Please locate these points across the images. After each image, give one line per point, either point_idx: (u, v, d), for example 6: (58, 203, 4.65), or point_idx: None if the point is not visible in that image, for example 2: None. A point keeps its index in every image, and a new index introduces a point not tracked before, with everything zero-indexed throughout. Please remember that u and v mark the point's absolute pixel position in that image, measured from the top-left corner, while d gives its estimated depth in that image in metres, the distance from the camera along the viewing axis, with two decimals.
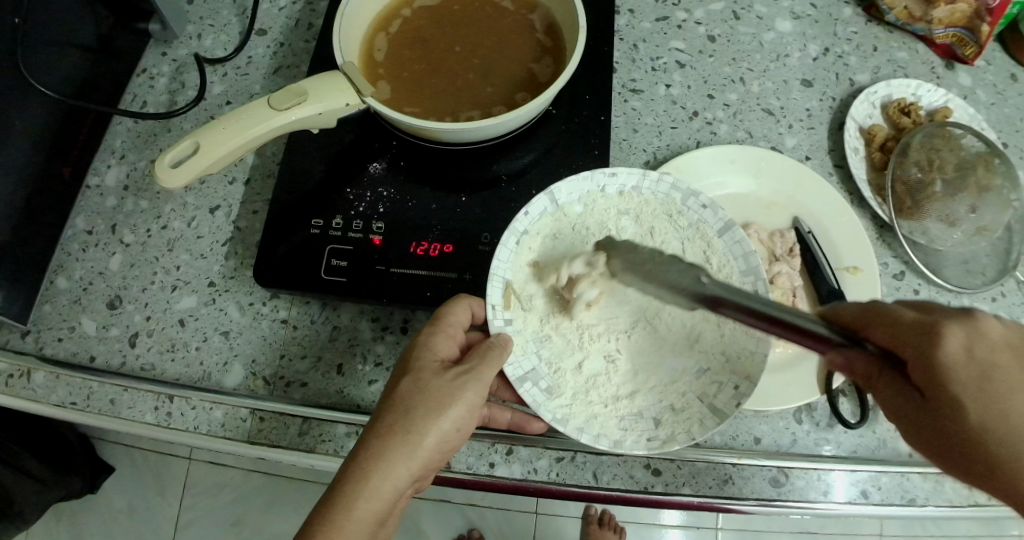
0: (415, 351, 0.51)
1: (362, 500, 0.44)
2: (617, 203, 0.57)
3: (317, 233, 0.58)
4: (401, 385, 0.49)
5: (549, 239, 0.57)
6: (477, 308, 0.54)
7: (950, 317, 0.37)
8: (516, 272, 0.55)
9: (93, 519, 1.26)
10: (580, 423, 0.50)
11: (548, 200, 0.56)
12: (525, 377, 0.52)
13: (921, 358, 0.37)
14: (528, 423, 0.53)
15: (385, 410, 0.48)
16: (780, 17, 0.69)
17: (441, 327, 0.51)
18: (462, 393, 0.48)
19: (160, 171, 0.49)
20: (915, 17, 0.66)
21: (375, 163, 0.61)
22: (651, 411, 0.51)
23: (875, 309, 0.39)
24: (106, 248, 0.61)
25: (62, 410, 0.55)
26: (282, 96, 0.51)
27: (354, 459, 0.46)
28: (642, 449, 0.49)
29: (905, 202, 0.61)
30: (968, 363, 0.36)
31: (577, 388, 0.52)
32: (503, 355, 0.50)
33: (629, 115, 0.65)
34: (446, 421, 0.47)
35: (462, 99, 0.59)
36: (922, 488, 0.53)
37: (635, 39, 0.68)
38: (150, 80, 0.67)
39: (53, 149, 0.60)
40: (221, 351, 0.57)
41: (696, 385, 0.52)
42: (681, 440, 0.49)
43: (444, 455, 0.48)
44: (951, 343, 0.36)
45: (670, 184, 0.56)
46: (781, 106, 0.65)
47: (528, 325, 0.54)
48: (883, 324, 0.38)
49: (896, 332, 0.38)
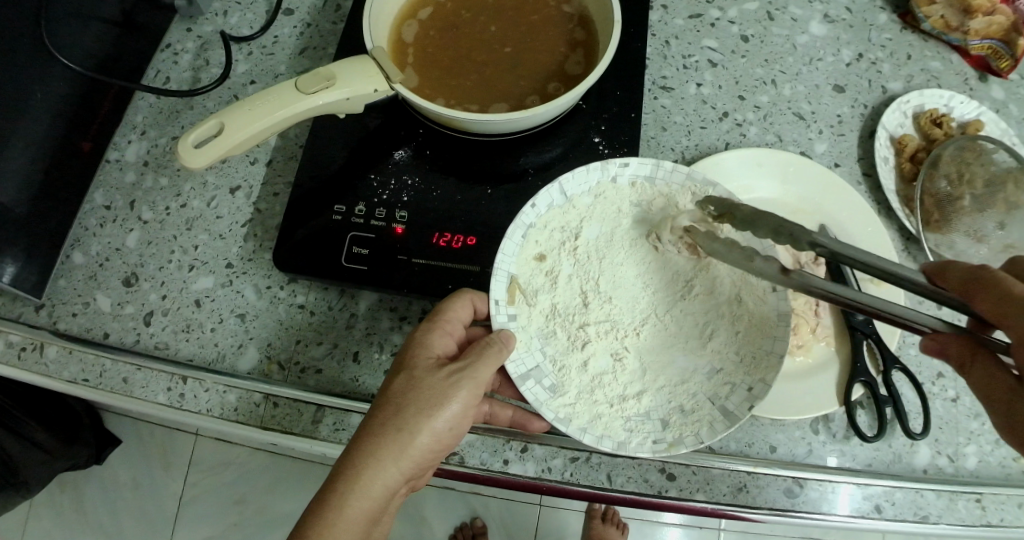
0: (410, 349, 0.50)
1: (353, 498, 0.45)
2: (628, 194, 0.56)
3: (339, 219, 0.57)
4: (394, 382, 0.48)
5: (556, 231, 0.56)
6: (479, 303, 0.53)
7: None
8: (522, 266, 0.55)
9: (100, 490, 1.27)
10: (583, 422, 0.50)
11: (556, 192, 0.55)
12: (528, 374, 0.52)
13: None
14: (530, 422, 0.53)
15: (378, 408, 0.47)
16: (815, 20, 0.68)
17: (438, 324, 0.51)
18: (455, 392, 0.48)
19: (183, 152, 0.49)
20: (951, 27, 0.65)
21: (400, 150, 0.60)
22: (660, 412, 0.51)
23: (983, 276, 0.41)
24: (123, 224, 0.60)
25: (73, 386, 0.55)
26: (309, 79, 0.50)
27: (347, 457, 0.46)
28: (647, 451, 0.48)
29: (933, 214, 0.60)
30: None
31: (582, 387, 0.52)
32: (503, 351, 0.49)
33: (658, 112, 0.64)
34: (439, 421, 0.47)
35: (491, 89, 0.58)
36: (935, 505, 0.52)
37: (666, 35, 0.67)
38: (174, 55, 0.66)
39: (74, 121, 0.60)
40: (236, 333, 0.56)
41: (707, 386, 0.51)
42: (688, 443, 0.48)
43: (437, 454, 0.48)
44: None
45: (686, 174, 0.55)
46: (812, 111, 0.64)
47: (532, 321, 0.54)
48: (993, 294, 0.40)
49: (1002, 304, 0.40)
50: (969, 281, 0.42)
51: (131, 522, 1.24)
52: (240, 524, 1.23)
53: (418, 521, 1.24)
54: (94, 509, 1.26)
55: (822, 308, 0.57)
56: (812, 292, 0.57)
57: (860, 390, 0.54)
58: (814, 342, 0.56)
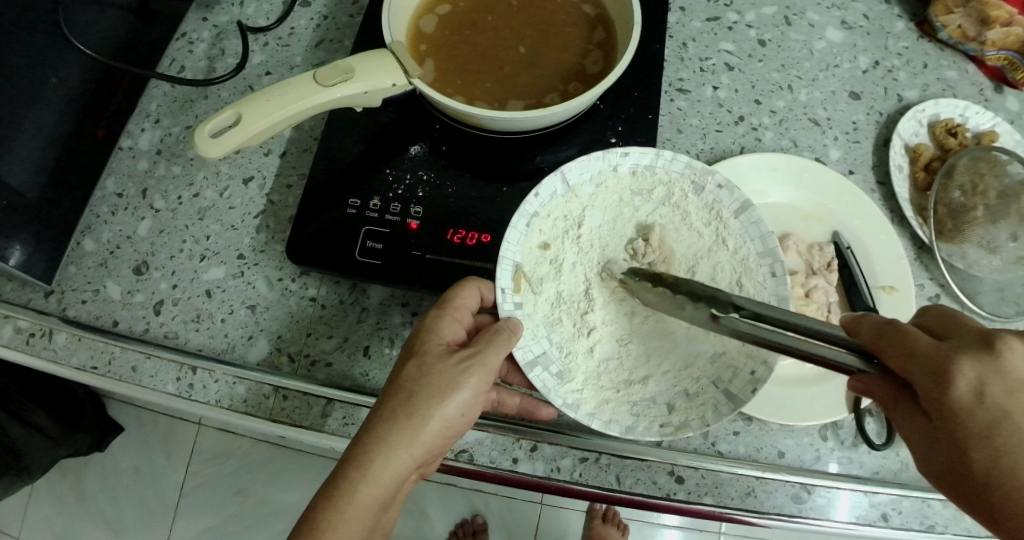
0: (420, 335, 0.50)
1: (364, 483, 0.45)
2: (629, 183, 0.57)
3: (353, 213, 0.57)
4: (405, 368, 0.48)
5: (559, 220, 0.56)
6: (487, 292, 0.53)
7: (963, 352, 0.36)
8: (527, 255, 0.54)
9: (100, 479, 1.27)
10: (591, 408, 0.50)
11: (559, 182, 0.55)
12: (536, 361, 0.51)
13: (928, 396, 0.37)
14: (538, 408, 0.54)
15: (390, 394, 0.47)
16: (831, 27, 0.68)
17: (448, 311, 0.51)
18: (466, 378, 0.48)
19: (200, 141, 0.48)
20: (968, 37, 0.65)
21: (415, 146, 0.60)
22: (664, 397, 0.51)
23: (893, 332, 0.39)
24: (135, 212, 0.60)
25: (82, 374, 0.55)
26: (328, 73, 0.50)
27: (358, 443, 0.46)
28: (654, 435, 0.48)
29: (946, 224, 0.60)
30: (978, 409, 0.35)
31: (589, 374, 0.52)
32: (511, 338, 0.49)
33: (675, 114, 0.63)
34: (450, 407, 0.47)
35: (508, 87, 0.58)
36: (941, 515, 0.52)
37: (684, 37, 0.67)
38: (189, 44, 0.66)
39: (87, 108, 0.60)
40: (246, 325, 0.56)
41: (710, 370, 0.51)
42: (694, 426, 0.48)
43: (448, 440, 0.48)
44: (959, 383, 0.36)
45: (686, 162, 0.55)
46: (828, 117, 0.64)
47: (537, 310, 0.54)
48: (895, 348, 0.38)
49: (907, 360, 0.38)
50: (878, 336, 0.39)
51: (130, 512, 1.24)
52: (240, 515, 1.23)
53: (418, 516, 1.24)
54: (96, 497, 1.26)
55: (833, 313, 0.57)
56: (823, 299, 0.57)
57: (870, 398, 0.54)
58: None
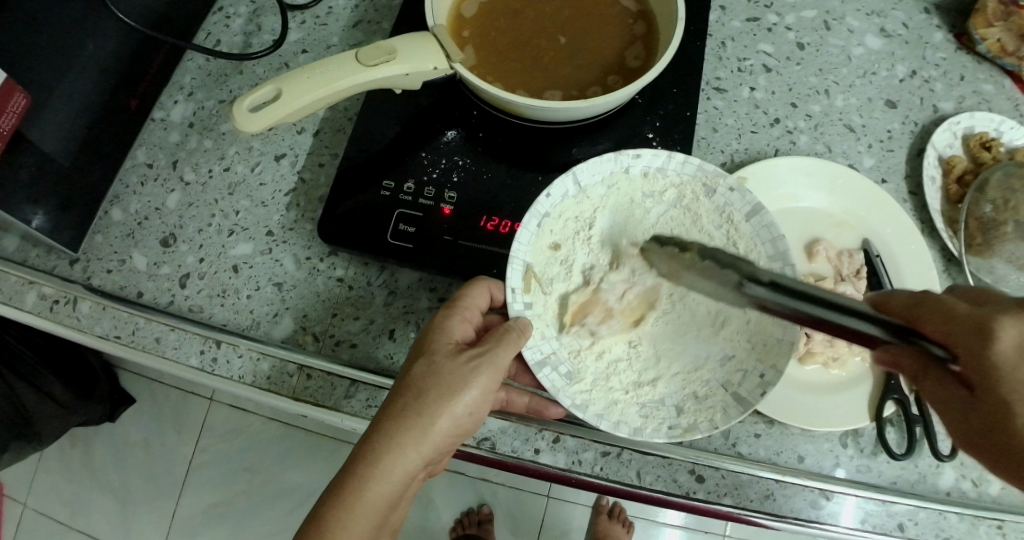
0: (430, 334, 0.50)
1: (372, 482, 0.45)
2: (641, 185, 0.56)
3: (387, 195, 0.57)
4: (414, 367, 0.48)
5: (570, 220, 0.55)
6: (496, 291, 0.52)
7: (1002, 312, 0.38)
8: (537, 255, 0.54)
9: (107, 450, 1.27)
10: (600, 409, 0.49)
11: (571, 182, 0.55)
12: (544, 361, 0.51)
13: (974, 353, 0.38)
14: (547, 408, 0.53)
15: (399, 392, 0.47)
16: (870, 34, 0.67)
17: (458, 310, 0.50)
18: (475, 377, 0.47)
19: (238, 115, 0.48)
20: (1007, 51, 0.64)
21: (451, 131, 0.60)
22: (672, 399, 0.51)
23: (930, 302, 0.40)
24: (164, 184, 0.60)
25: (106, 343, 0.55)
26: (371, 52, 0.49)
27: (366, 440, 0.46)
28: (662, 437, 0.48)
29: (976, 238, 0.59)
30: (1019, 363, 0.37)
31: (598, 374, 0.52)
32: (520, 339, 0.48)
33: (711, 113, 0.63)
34: (458, 406, 0.46)
35: (547, 77, 0.58)
36: (957, 528, 0.52)
37: (723, 36, 0.66)
38: (226, 19, 0.66)
39: (122, 77, 0.59)
40: (272, 302, 0.56)
41: (720, 373, 0.51)
42: (703, 429, 0.48)
43: (457, 439, 0.48)
44: (1003, 338, 0.37)
45: (697, 165, 0.55)
46: (863, 124, 0.64)
47: (547, 311, 0.53)
48: (935, 315, 0.40)
49: (947, 324, 0.39)
50: (916, 306, 0.41)
51: (135, 484, 1.25)
52: (242, 494, 1.23)
53: (425, 503, 1.25)
54: (102, 467, 1.26)
55: None
56: None
57: (891, 407, 0.54)
58: (850, 356, 0.55)
